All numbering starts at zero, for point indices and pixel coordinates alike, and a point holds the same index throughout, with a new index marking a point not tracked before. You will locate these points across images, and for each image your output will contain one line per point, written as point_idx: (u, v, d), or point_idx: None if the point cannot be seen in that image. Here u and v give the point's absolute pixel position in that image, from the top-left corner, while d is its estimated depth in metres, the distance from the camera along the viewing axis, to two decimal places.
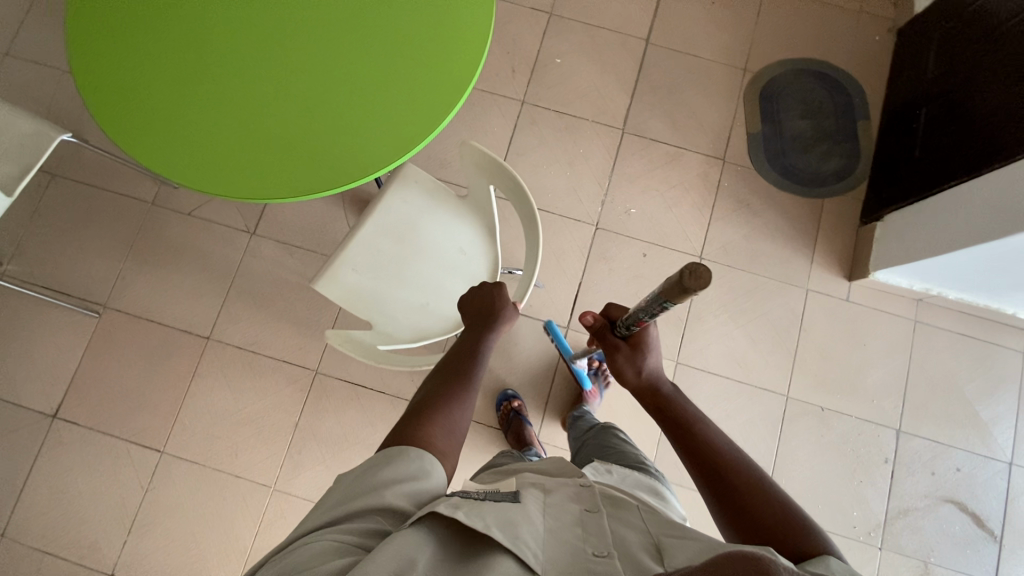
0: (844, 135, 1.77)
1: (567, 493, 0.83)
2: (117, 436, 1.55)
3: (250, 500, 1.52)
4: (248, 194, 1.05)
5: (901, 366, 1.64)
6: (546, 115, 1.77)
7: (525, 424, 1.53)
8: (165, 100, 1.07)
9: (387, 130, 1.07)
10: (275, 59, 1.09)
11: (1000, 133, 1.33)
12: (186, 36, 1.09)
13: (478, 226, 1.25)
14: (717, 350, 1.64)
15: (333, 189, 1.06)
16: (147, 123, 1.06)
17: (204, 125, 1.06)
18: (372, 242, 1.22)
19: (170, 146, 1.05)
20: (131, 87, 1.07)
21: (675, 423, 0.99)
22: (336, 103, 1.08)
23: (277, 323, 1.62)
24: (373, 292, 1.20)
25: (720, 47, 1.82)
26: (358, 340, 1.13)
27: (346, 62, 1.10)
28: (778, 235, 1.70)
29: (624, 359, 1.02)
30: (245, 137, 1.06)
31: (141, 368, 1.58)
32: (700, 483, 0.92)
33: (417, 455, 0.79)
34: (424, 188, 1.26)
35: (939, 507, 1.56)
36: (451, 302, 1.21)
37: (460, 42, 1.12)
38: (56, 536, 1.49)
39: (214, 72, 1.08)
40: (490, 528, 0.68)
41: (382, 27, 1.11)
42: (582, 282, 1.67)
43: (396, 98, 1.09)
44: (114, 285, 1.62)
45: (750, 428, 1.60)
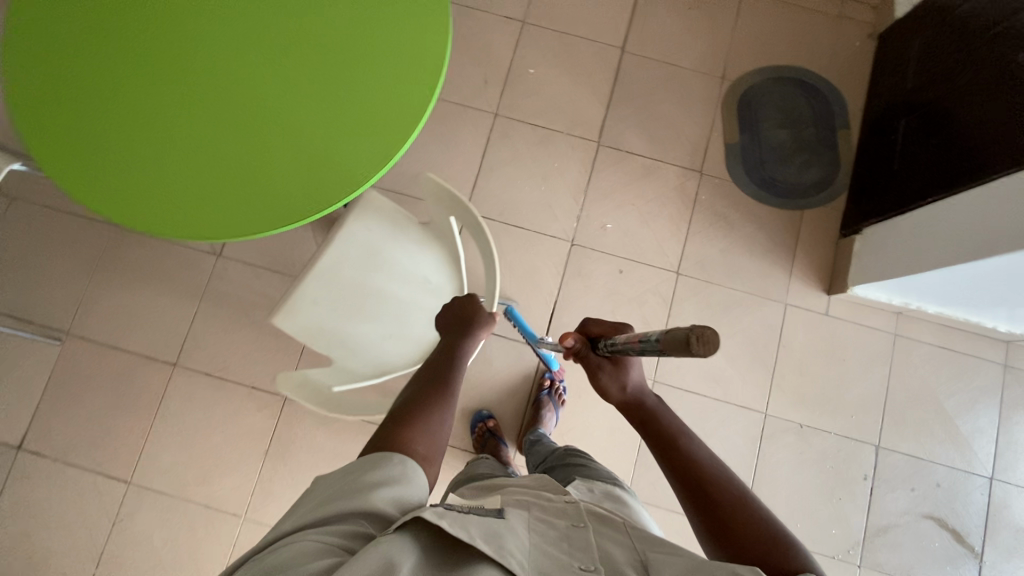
0: (824, 145, 1.73)
1: (553, 506, 0.81)
2: (82, 467, 1.51)
3: (220, 531, 1.50)
4: (220, 233, 1.01)
5: (882, 379, 1.62)
6: (520, 128, 1.73)
7: (501, 445, 1.49)
8: (120, 143, 1.02)
9: (356, 152, 1.04)
10: (231, 88, 1.05)
11: (982, 147, 1.28)
12: (133, 72, 1.04)
13: (442, 254, 1.23)
14: (695, 368, 1.61)
15: (322, 212, 1.03)
16: (103, 170, 1.02)
17: (165, 166, 1.02)
18: (330, 274, 1.18)
19: (144, 199, 1.01)
20: (81, 133, 1.02)
21: (658, 438, 0.95)
22: (301, 127, 1.04)
23: (245, 349, 1.58)
24: (334, 325, 1.17)
25: (696, 55, 1.78)
26: (312, 382, 1.11)
27: (306, 85, 1.05)
28: (756, 248, 1.68)
29: (608, 377, 1.01)
30: (214, 175, 1.02)
31: (106, 397, 1.55)
32: (683, 500, 0.88)
33: (401, 459, 0.75)
34: (386, 216, 1.22)
35: (919, 523, 1.55)
36: (413, 336, 1.20)
37: (420, 56, 1.08)
38: (22, 569, 1.47)
39: (172, 111, 1.03)
40: (474, 539, 0.66)
41: (340, 46, 1.07)
42: (558, 301, 1.64)
43: (363, 118, 1.05)
44: (78, 311, 1.58)
45: (728, 447, 1.58)
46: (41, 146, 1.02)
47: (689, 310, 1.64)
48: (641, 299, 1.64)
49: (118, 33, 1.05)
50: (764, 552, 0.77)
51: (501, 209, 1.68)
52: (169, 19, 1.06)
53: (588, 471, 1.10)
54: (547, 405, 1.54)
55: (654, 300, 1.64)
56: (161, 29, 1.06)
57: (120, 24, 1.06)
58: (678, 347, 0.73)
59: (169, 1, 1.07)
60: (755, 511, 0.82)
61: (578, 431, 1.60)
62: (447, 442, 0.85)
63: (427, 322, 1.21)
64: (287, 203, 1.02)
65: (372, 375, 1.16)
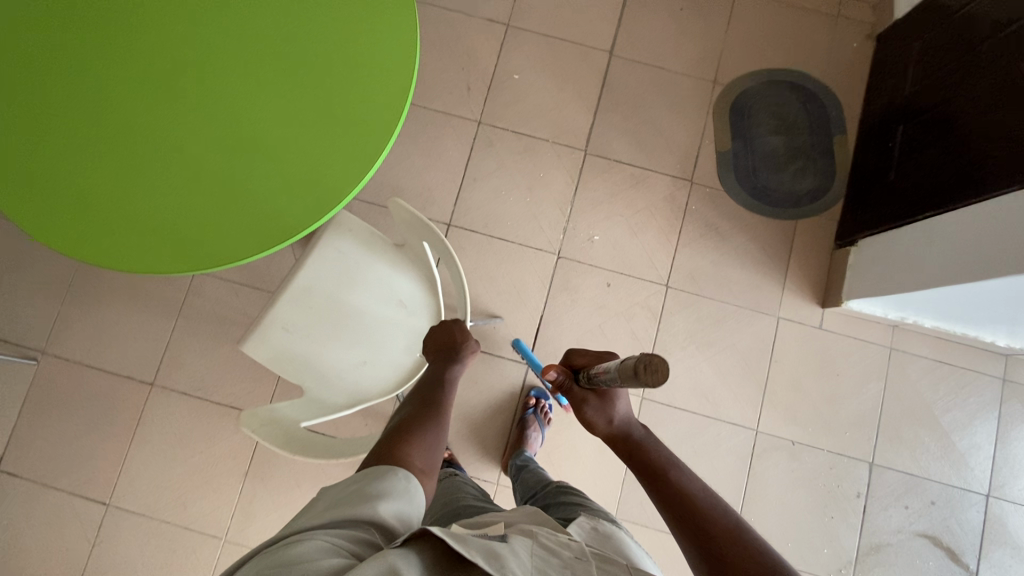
0: (819, 152, 1.67)
1: (555, 538, 0.74)
2: (59, 488, 1.49)
3: (201, 553, 1.48)
4: (199, 260, 0.97)
5: (876, 395, 1.58)
6: (504, 136, 1.68)
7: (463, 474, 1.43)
8: (89, 173, 0.98)
9: (334, 167, 0.99)
10: (199, 107, 1.00)
11: (984, 158, 1.22)
12: (97, 99, 1.00)
13: (419, 276, 1.20)
14: (684, 384, 1.57)
15: (317, 223, 0.99)
16: (71, 202, 0.97)
17: (137, 195, 0.98)
18: (302, 298, 1.15)
19: (131, 235, 0.97)
20: (46, 165, 0.98)
21: (648, 471, 0.91)
22: (276, 145, 1.00)
23: (224, 367, 1.55)
24: (306, 351, 1.14)
25: (687, 59, 1.72)
26: (279, 419, 1.06)
27: (279, 96, 1.01)
28: (748, 260, 1.63)
29: (594, 411, 0.95)
30: (200, 202, 0.98)
31: (83, 417, 1.52)
32: (677, 530, 0.84)
33: (405, 475, 0.77)
34: (359, 236, 1.19)
35: (912, 541, 1.52)
36: (389, 362, 1.17)
37: (392, 63, 1.03)
38: None
39: (147, 140, 0.99)
40: (475, 554, 0.61)
41: (308, 58, 1.03)
42: (543, 315, 1.60)
43: (338, 131, 1.01)
44: (52, 330, 1.55)
45: (717, 466, 1.54)
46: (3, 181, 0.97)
47: (679, 324, 1.60)
48: (629, 313, 1.60)
49: (76, 65, 1.01)
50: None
51: (485, 221, 1.64)
52: (130, 44, 1.02)
53: (588, 507, 1.04)
54: (532, 424, 1.51)
55: (643, 315, 1.60)
56: (123, 51, 1.01)
57: (77, 56, 1.01)
58: (630, 375, 0.75)
59: (124, 24, 1.02)
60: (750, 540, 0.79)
61: (564, 449, 1.57)
62: (442, 453, 0.89)
63: (404, 347, 1.18)
64: (279, 219, 0.98)
65: (347, 405, 1.13)
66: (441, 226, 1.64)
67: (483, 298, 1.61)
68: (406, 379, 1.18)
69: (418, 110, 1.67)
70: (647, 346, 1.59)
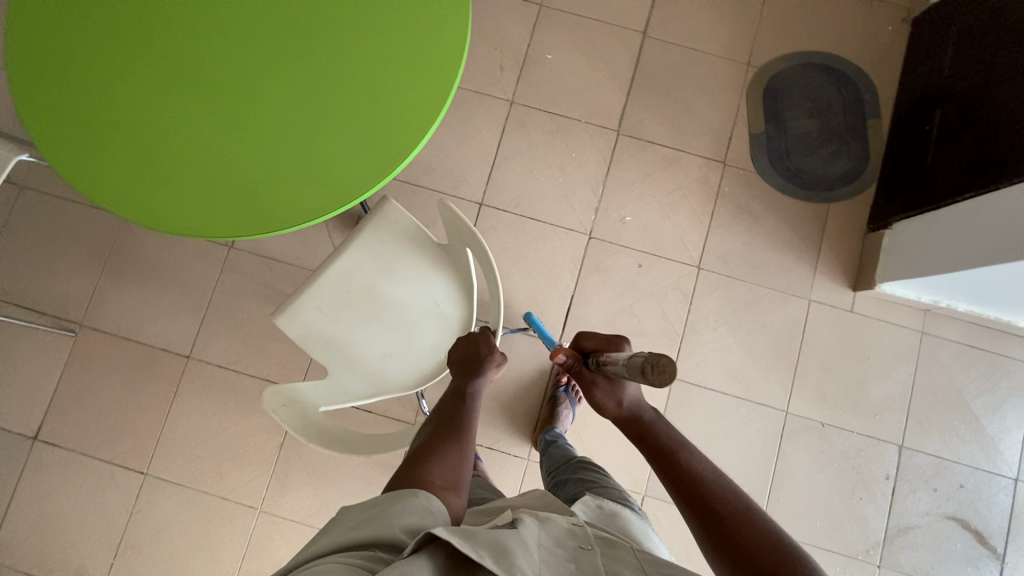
0: (852, 135, 1.67)
1: (562, 527, 0.80)
2: (98, 458, 1.52)
3: (236, 522, 1.50)
4: (219, 232, 0.98)
5: (907, 379, 1.58)
6: (537, 116, 1.68)
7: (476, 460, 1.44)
8: (121, 131, 0.99)
9: (360, 165, 1.00)
10: (232, 96, 1.01)
11: (1015, 147, 1.23)
12: (134, 79, 1.00)
13: (455, 280, 1.20)
14: (715, 365, 1.58)
15: (337, 210, 0.99)
16: (102, 162, 0.98)
17: (167, 158, 0.99)
18: (340, 282, 1.16)
19: (155, 196, 0.98)
20: (82, 128, 0.99)
21: (657, 454, 0.93)
22: (310, 128, 1.00)
23: (259, 342, 1.57)
24: (333, 334, 1.16)
25: (721, 40, 1.71)
26: (303, 399, 1.10)
27: (319, 78, 1.02)
28: (780, 242, 1.63)
29: (602, 393, 0.97)
30: (226, 174, 0.99)
31: (121, 388, 1.54)
32: (687, 514, 0.85)
33: (426, 496, 0.77)
34: (401, 229, 1.19)
35: (940, 523, 1.52)
36: (415, 358, 1.19)
37: (429, 65, 1.03)
38: (42, 558, 1.48)
39: (184, 106, 1.00)
40: (483, 557, 0.64)
41: (344, 54, 1.02)
42: (574, 295, 1.61)
43: (371, 119, 1.01)
44: (90, 303, 1.57)
45: (746, 446, 1.55)
46: (39, 140, 0.98)
47: (710, 305, 1.60)
48: (660, 294, 1.61)
49: (128, 24, 1.02)
50: (771, 567, 0.74)
51: (517, 201, 1.64)
52: (183, 9, 1.03)
53: (599, 487, 1.11)
54: (564, 402, 1.53)
55: (674, 296, 1.61)
56: (171, 21, 1.02)
57: (130, 14, 1.02)
58: (636, 374, 0.78)
59: None
60: (761, 523, 0.80)
61: (594, 428, 1.58)
62: (468, 468, 0.88)
63: (431, 346, 1.20)
64: (301, 200, 0.99)
65: (367, 395, 1.17)
66: (473, 206, 1.64)
67: (515, 277, 1.61)
68: (427, 377, 1.19)
69: None
70: (678, 327, 1.59)
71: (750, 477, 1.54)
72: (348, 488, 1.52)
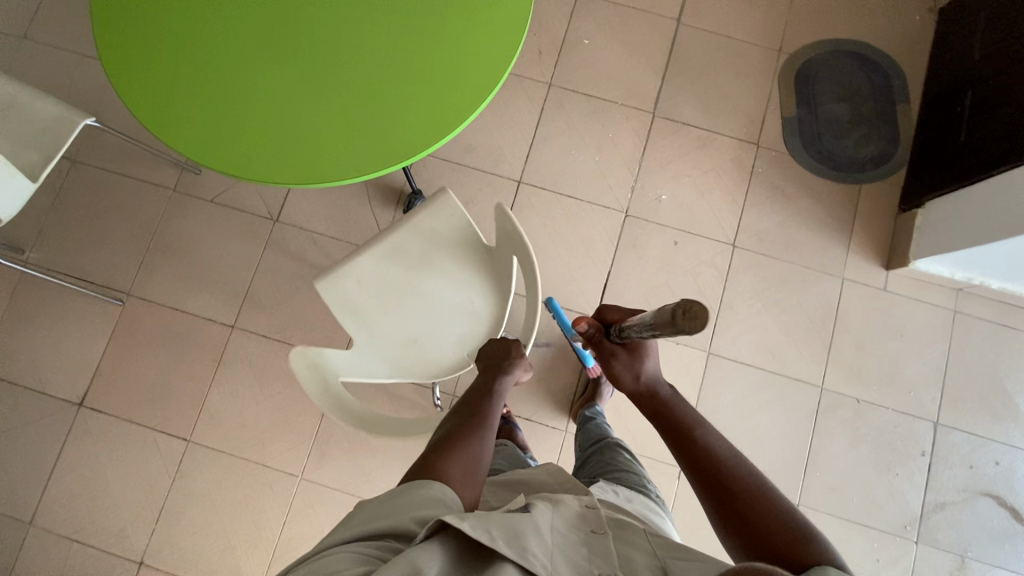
0: (882, 119, 1.71)
1: (573, 510, 0.79)
2: (143, 425, 1.54)
3: (277, 489, 1.52)
4: (239, 170, 1.02)
5: (940, 357, 1.59)
6: (575, 98, 1.72)
7: (516, 430, 1.48)
8: (179, 64, 1.06)
9: (385, 137, 1.02)
10: (287, 55, 1.06)
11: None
12: (193, 43, 1.07)
13: (493, 282, 1.18)
14: (750, 340, 1.60)
15: (354, 177, 1.01)
16: (156, 87, 1.05)
17: (213, 95, 1.05)
18: (383, 263, 1.17)
19: (192, 126, 1.03)
20: (148, 54, 1.06)
21: (672, 431, 0.90)
22: (347, 98, 1.04)
23: (301, 313, 1.60)
24: (364, 307, 1.17)
25: (755, 28, 1.76)
26: (327, 363, 1.11)
27: (368, 53, 1.06)
28: (813, 222, 1.66)
29: (622, 365, 0.95)
30: (260, 122, 1.04)
31: (166, 357, 1.57)
32: (701, 493, 0.84)
33: (440, 488, 0.74)
34: (454, 226, 1.16)
35: (976, 500, 1.52)
36: (439, 350, 1.19)
37: (470, 61, 1.05)
38: (85, 523, 1.49)
39: (241, 55, 1.06)
40: (496, 540, 0.63)
41: (391, 40, 1.06)
42: (611, 271, 1.63)
43: (407, 97, 1.04)
44: (137, 273, 1.60)
45: (782, 421, 1.57)
46: (108, 55, 1.06)
47: (745, 282, 1.63)
48: (695, 271, 1.63)
49: None
50: (788, 543, 0.73)
51: (555, 179, 1.68)
52: None
53: (622, 471, 1.12)
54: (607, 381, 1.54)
55: (709, 272, 1.63)
56: None
57: None
58: (667, 324, 0.71)
59: None
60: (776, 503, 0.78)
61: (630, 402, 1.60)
62: (489, 464, 0.83)
63: (455, 341, 1.19)
64: (321, 160, 1.02)
65: (386, 374, 1.17)
66: (512, 183, 1.68)
67: (552, 252, 1.64)
68: (444, 373, 1.19)
69: None
70: (713, 303, 1.62)
71: (786, 452, 1.55)
72: (387, 457, 1.53)
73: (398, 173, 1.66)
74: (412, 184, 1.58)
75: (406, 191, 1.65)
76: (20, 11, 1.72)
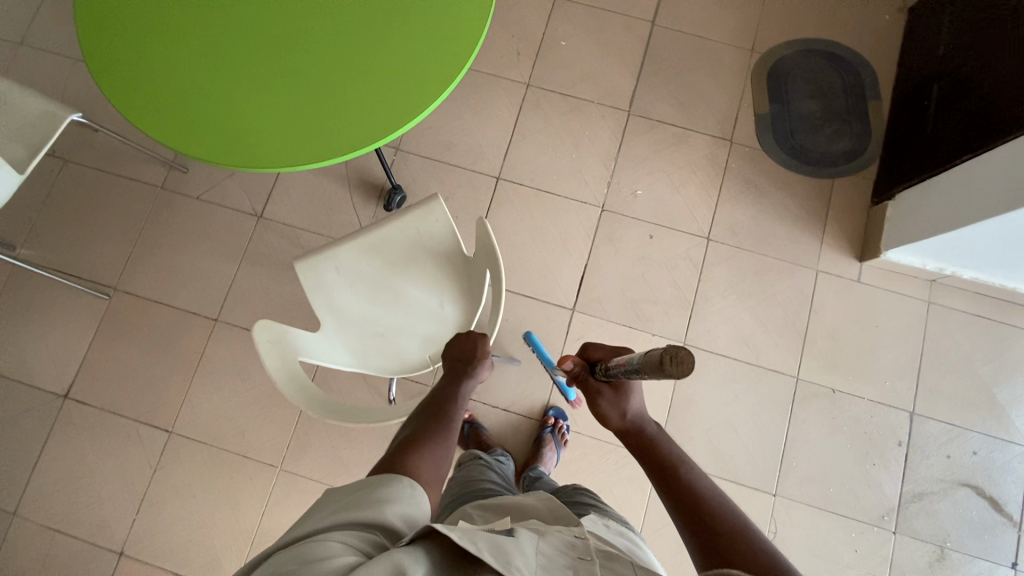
0: (854, 115, 1.74)
1: (561, 539, 0.70)
2: (127, 416, 1.56)
3: (257, 479, 1.53)
4: (210, 155, 1.06)
5: (914, 348, 1.61)
6: (552, 97, 1.77)
7: (482, 433, 1.52)
8: (154, 54, 1.11)
9: (348, 126, 1.06)
10: (259, 48, 1.11)
11: (1003, 112, 1.30)
12: (169, 34, 1.12)
13: (464, 292, 1.21)
14: (725, 332, 1.62)
15: (318, 163, 1.06)
16: (133, 74, 1.10)
17: (185, 83, 1.09)
18: (363, 257, 1.19)
19: (165, 112, 1.08)
20: (126, 43, 1.12)
21: (657, 467, 0.88)
22: (314, 89, 1.08)
23: (282, 305, 1.63)
24: (336, 295, 1.20)
25: (727, 28, 1.81)
26: (288, 341, 1.12)
27: (337, 46, 1.10)
28: (786, 215, 1.69)
29: (607, 403, 0.94)
30: (230, 110, 1.08)
31: (151, 349, 1.60)
32: (684, 530, 0.79)
33: (410, 484, 0.75)
34: (435, 233, 1.18)
35: (955, 490, 1.52)
36: (403, 347, 1.21)
37: (434, 53, 1.10)
38: (67, 514, 1.51)
39: (213, 46, 1.11)
40: (482, 552, 0.59)
41: (358, 35, 1.11)
42: (588, 264, 1.66)
43: (371, 88, 1.08)
44: (124, 268, 1.64)
45: (758, 410, 1.58)
46: (91, 45, 1.12)
47: (721, 274, 1.65)
48: (671, 263, 1.66)
49: None
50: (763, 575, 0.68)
51: (533, 175, 1.72)
52: None
53: (601, 511, 0.99)
54: (549, 443, 1.50)
55: (685, 265, 1.66)
56: None
57: None
58: (652, 366, 0.70)
59: None
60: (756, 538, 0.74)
61: None
62: (450, 466, 0.85)
63: (419, 340, 1.21)
64: (287, 148, 1.06)
65: (347, 362, 1.19)
66: (490, 180, 1.72)
67: (530, 246, 1.68)
68: (403, 370, 1.20)
69: (471, 72, 1.78)
70: (689, 295, 1.64)
71: (763, 443, 1.56)
72: (365, 448, 1.54)
73: (380, 170, 1.70)
74: (391, 180, 1.62)
75: (387, 187, 1.69)
76: (17, 19, 1.79)
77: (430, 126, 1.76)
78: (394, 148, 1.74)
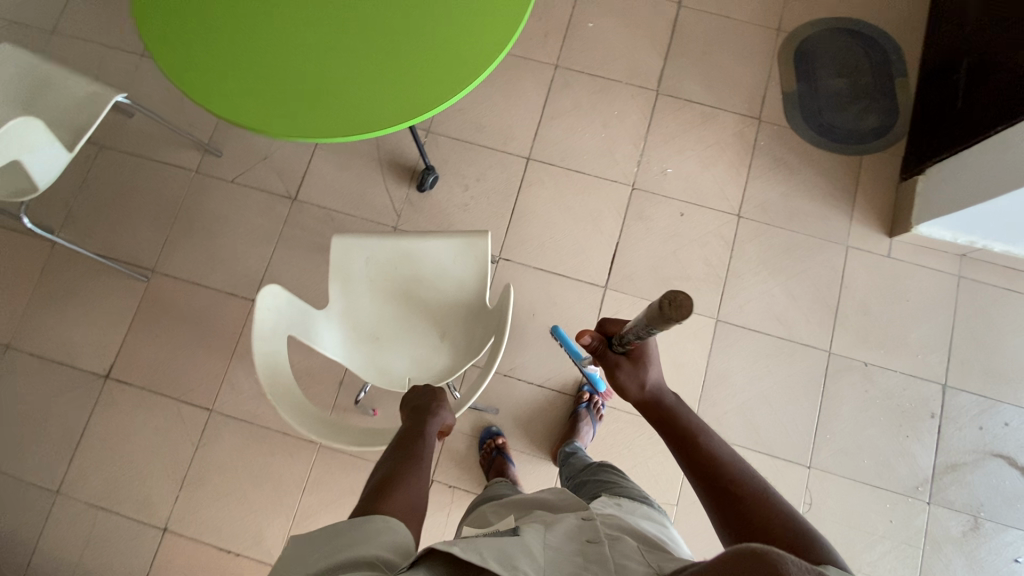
0: (881, 93, 1.75)
1: (570, 525, 0.71)
2: (167, 396, 1.58)
3: (297, 457, 1.55)
4: (251, 123, 1.08)
5: (945, 321, 1.62)
6: (580, 78, 1.78)
7: (508, 463, 1.47)
8: (201, 23, 1.13)
9: (386, 102, 1.08)
10: (302, 21, 1.13)
11: None
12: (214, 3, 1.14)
13: (466, 334, 1.21)
14: (757, 308, 1.63)
15: (356, 137, 1.07)
16: (178, 42, 1.12)
17: (228, 54, 1.11)
18: (386, 260, 1.20)
19: (208, 80, 1.10)
20: (172, 12, 1.14)
21: (679, 443, 0.84)
22: (353, 65, 1.10)
23: (318, 286, 1.64)
24: (349, 283, 1.22)
25: (754, 8, 1.82)
26: (286, 316, 1.09)
27: (377, 24, 1.12)
28: (816, 192, 1.70)
29: (626, 376, 0.85)
30: (271, 81, 1.10)
31: (190, 330, 1.62)
32: (710, 508, 0.78)
33: (381, 518, 0.69)
34: (460, 267, 1.19)
35: (987, 461, 1.53)
36: (388, 360, 1.21)
37: (475, 33, 1.11)
38: (112, 491, 1.53)
39: (257, 18, 1.13)
40: (487, 561, 0.58)
41: (401, 14, 1.12)
42: (618, 243, 1.67)
43: (410, 66, 1.09)
44: (161, 251, 1.66)
45: (791, 385, 1.59)
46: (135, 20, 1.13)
47: (751, 251, 1.67)
48: (702, 240, 1.67)
49: None
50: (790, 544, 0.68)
51: (563, 155, 1.73)
52: None
53: (619, 488, 0.99)
54: (585, 419, 1.52)
55: (716, 242, 1.67)
56: None
57: None
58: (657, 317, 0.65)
59: None
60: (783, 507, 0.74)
61: None
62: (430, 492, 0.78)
63: (406, 360, 1.21)
64: (325, 121, 1.08)
65: (335, 350, 1.20)
66: (521, 160, 1.73)
67: (561, 225, 1.69)
68: (381, 378, 1.20)
69: None
70: (720, 272, 1.65)
71: (796, 417, 1.57)
72: None
73: (412, 151, 1.72)
74: (425, 160, 1.64)
75: (420, 168, 1.71)
76: (52, 6, 1.81)
77: (460, 108, 1.78)
78: (425, 129, 1.76)
